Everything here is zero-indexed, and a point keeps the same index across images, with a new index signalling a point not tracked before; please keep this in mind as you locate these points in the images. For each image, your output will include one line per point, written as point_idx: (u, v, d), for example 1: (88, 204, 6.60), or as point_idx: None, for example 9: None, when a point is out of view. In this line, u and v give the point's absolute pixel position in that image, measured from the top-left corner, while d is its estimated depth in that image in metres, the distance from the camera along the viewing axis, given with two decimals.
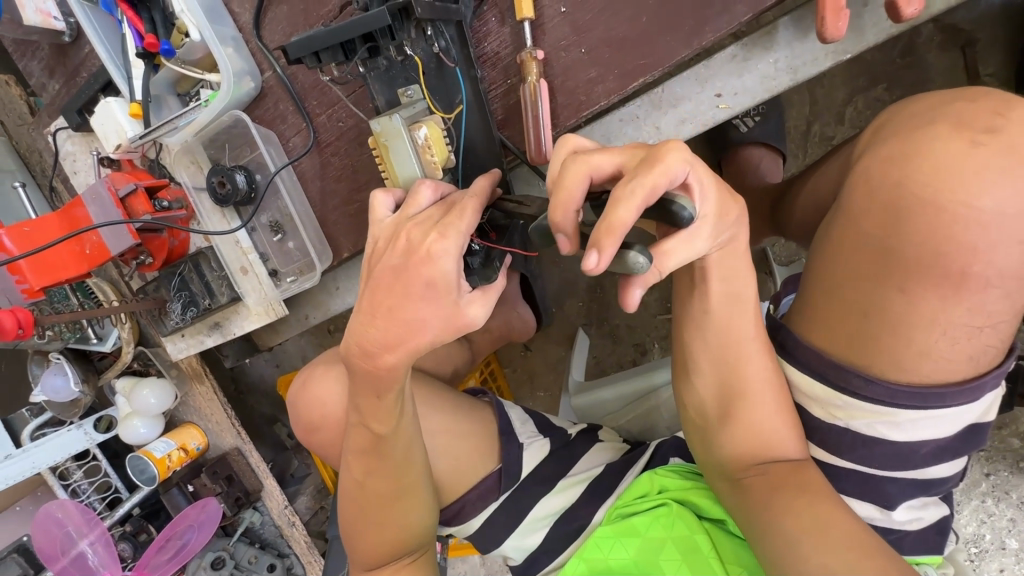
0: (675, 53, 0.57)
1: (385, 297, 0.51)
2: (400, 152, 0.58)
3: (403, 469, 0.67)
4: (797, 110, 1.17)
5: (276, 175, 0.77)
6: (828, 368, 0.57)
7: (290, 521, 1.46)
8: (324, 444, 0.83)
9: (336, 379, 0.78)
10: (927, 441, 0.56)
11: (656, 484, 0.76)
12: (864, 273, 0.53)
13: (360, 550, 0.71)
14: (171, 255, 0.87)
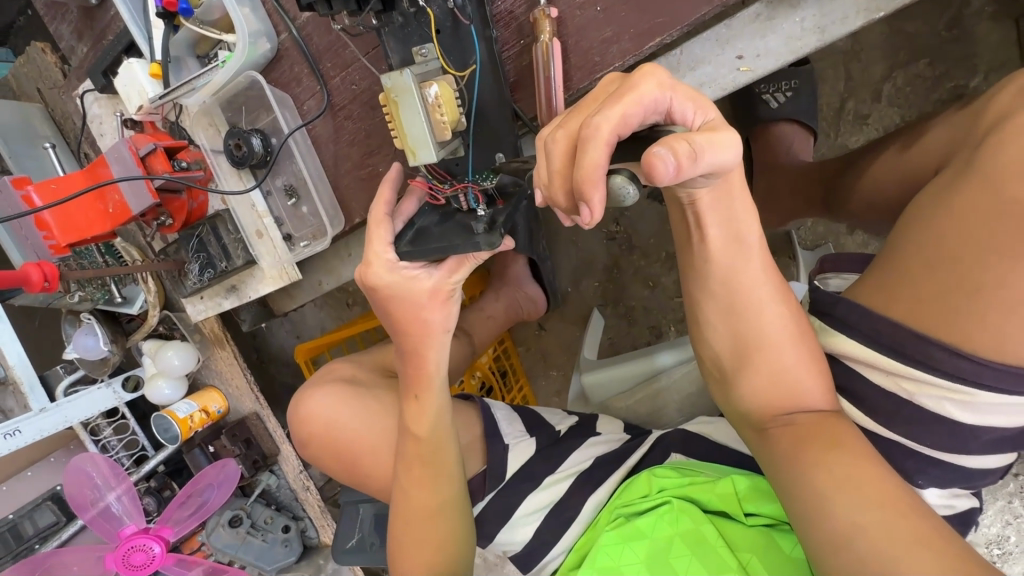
0: (694, 10, 0.55)
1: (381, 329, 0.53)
2: (411, 111, 0.57)
3: (445, 472, 0.71)
4: (831, 86, 1.12)
5: (290, 136, 0.78)
6: (907, 338, 0.57)
7: (305, 486, 1.51)
8: (335, 471, 0.83)
9: (333, 387, 0.80)
10: (992, 428, 0.57)
11: (653, 483, 0.78)
12: (975, 245, 0.53)
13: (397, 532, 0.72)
14: (190, 217, 0.89)
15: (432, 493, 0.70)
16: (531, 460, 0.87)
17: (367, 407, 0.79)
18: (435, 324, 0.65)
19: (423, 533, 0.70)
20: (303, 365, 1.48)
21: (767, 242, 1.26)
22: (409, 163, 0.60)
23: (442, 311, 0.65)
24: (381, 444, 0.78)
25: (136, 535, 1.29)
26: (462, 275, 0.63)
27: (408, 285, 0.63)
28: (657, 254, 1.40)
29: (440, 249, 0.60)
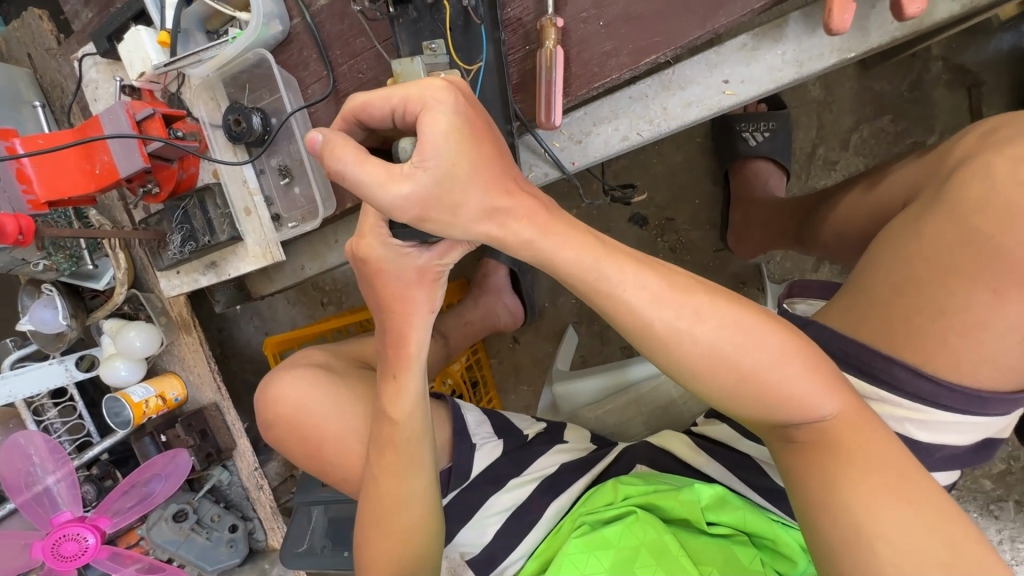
0: (688, 33, 0.59)
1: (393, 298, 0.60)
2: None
3: (418, 461, 0.69)
4: (804, 131, 1.21)
5: (291, 115, 0.79)
6: (874, 359, 0.60)
7: (258, 484, 1.46)
8: (298, 459, 0.81)
9: (305, 368, 0.79)
10: (945, 446, 0.61)
11: (619, 490, 0.79)
12: (944, 271, 0.57)
13: (368, 522, 0.71)
14: (178, 188, 0.88)
15: (405, 484, 0.69)
16: (500, 459, 0.87)
17: (338, 395, 0.78)
18: (420, 304, 0.63)
19: (390, 525, 0.69)
20: (271, 358, 1.46)
21: (738, 273, 1.33)
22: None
23: (427, 293, 0.62)
24: (348, 432, 0.77)
25: (71, 523, 1.22)
26: (454, 259, 0.61)
27: (396, 263, 0.60)
28: None
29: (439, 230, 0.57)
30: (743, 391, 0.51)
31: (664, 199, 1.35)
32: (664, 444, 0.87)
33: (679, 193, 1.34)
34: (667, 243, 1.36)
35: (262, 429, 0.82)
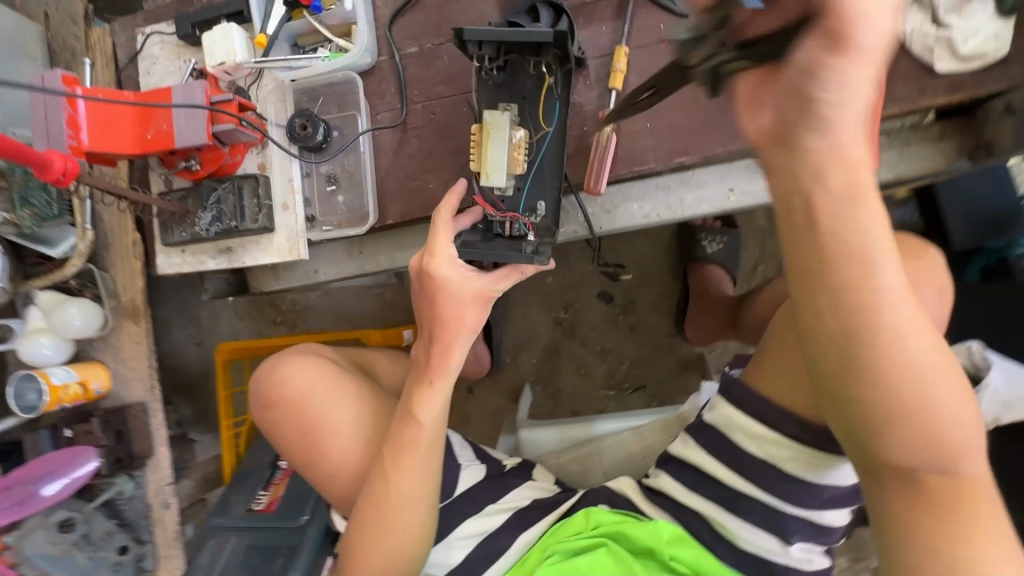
0: (712, 148, 0.78)
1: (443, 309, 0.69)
2: (498, 142, 0.73)
3: (429, 470, 0.72)
4: (749, 250, 1.47)
5: (361, 134, 0.88)
6: (771, 414, 0.79)
7: (166, 502, 1.32)
8: (289, 449, 0.81)
9: (316, 358, 0.83)
10: (831, 486, 0.77)
11: (590, 520, 0.85)
12: (812, 347, 0.75)
13: (362, 520, 0.72)
14: (218, 171, 0.92)
15: (408, 487, 0.71)
16: (478, 484, 0.92)
17: (343, 388, 0.80)
18: (468, 323, 0.70)
19: (386, 529, 0.71)
20: (220, 366, 1.39)
21: (682, 358, 1.51)
22: (480, 182, 0.75)
23: (475, 314, 0.71)
24: (351, 428, 0.78)
25: None
26: (505, 285, 0.72)
27: (460, 283, 0.69)
28: (594, 345, 1.56)
29: (503, 254, 0.74)
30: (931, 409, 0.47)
31: (630, 283, 1.54)
32: (620, 489, 0.97)
33: (643, 280, 1.54)
34: (627, 322, 1.55)
35: (258, 409, 0.82)
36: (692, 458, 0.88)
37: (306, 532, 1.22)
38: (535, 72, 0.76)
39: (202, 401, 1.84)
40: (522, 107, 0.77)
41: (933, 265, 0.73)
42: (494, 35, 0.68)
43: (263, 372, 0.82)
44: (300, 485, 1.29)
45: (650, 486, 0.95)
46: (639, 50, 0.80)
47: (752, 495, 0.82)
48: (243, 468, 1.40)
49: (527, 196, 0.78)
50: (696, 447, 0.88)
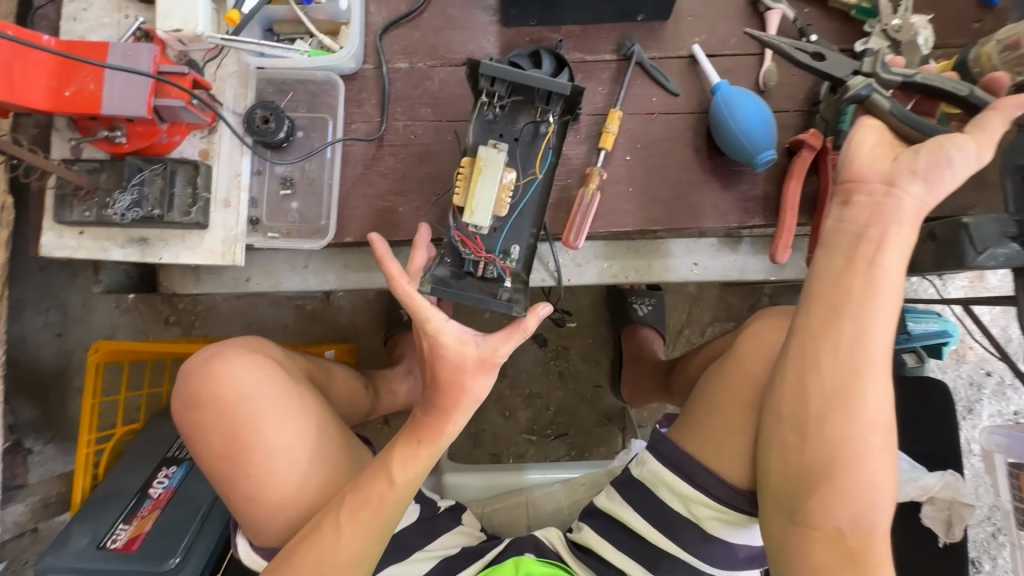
0: (685, 222, 0.81)
1: (448, 367, 0.65)
2: (487, 182, 0.69)
3: (382, 537, 0.66)
4: (678, 313, 1.55)
5: (332, 142, 0.81)
6: (697, 470, 0.76)
7: None
8: (211, 460, 0.70)
9: (261, 359, 0.73)
10: (743, 546, 0.78)
11: (520, 568, 0.82)
12: (744, 400, 0.76)
13: (290, 563, 0.64)
14: (148, 149, 0.78)
15: (363, 540, 0.65)
16: (401, 536, 0.84)
17: (296, 404, 0.71)
18: (471, 390, 0.66)
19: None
20: (91, 368, 1.16)
21: (606, 410, 1.54)
22: (463, 218, 0.70)
23: (483, 380, 0.66)
24: (297, 456, 0.69)
25: None
26: (507, 351, 0.66)
27: (457, 348, 0.64)
28: (523, 388, 1.54)
29: (477, 301, 0.71)
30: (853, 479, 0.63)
31: (566, 330, 1.55)
32: (547, 537, 0.91)
33: (579, 328, 1.56)
34: (557, 368, 1.55)
35: (180, 403, 0.71)
36: (621, 516, 0.83)
37: None
38: (531, 115, 0.73)
39: (50, 405, 1.53)
40: (512, 147, 0.74)
41: None
42: (502, 73, 0.67)
43: (202, 361, 0.72)
44: (176, 520, 1.10)
45: (575, 542, 0.90)
46: (629, 117, 0.82)
47: (673, 553, 0.80)
48: (101, 494, 1.16)
49: (504, 238, 0.75)
50: (628, 506, 0.83)
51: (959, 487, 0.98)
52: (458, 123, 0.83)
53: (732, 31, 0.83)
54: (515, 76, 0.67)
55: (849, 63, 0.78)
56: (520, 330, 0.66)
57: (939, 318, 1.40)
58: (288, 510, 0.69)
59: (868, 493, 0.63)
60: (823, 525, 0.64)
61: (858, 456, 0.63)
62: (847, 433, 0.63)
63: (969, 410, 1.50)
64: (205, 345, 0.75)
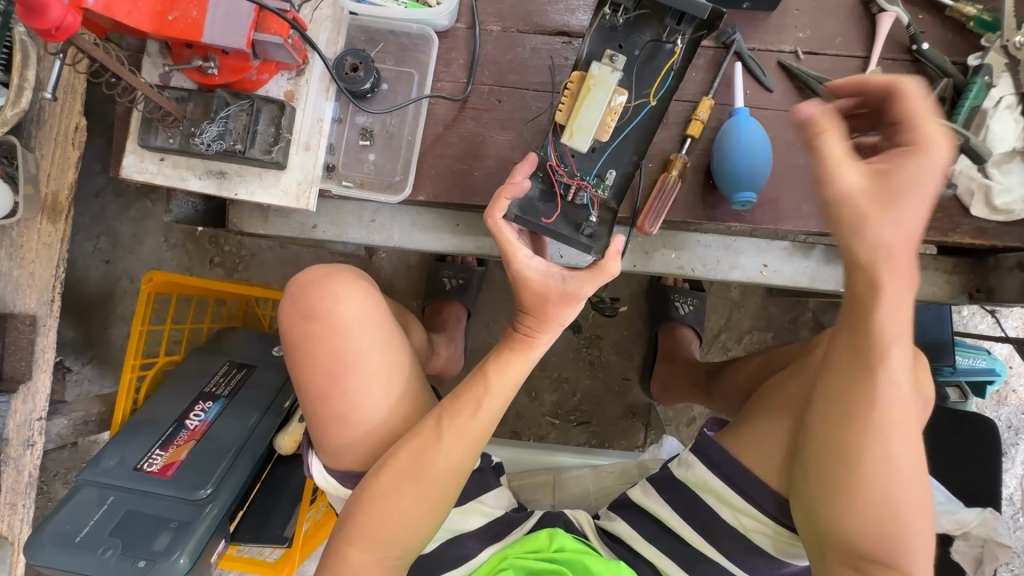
0: (763, 222, 0.79)
1: (548, 291, 0.71)
2: (594, 102, 0.70)
3: (476, 439, 0.74)
4: (717, 316, 1.53)
5: (419, 98, 0.80)
6: (750, 482, 0.77)
7: (29, 440, 1.09)
8: (305, 376, 0.78)
9: (364, 288, 0.81)
10: (789, 563, 0.80)
11: (554, 541, 0.84)
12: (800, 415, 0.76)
13: (374, 478, 0.73)
14: (236, 84, 0.78)
15: (453, 451, 0.72)
16: None
17: (389, 331, 0.80)
18: (559, 316, 0.73)
19: (417, 483, 0.72)
20: (143, 296, 1.19)
21: (632, 404, 1.54)
22: (561, 137, 0.71)
23: (565, 310, 0.72)
24: (385, 370, 0.78)
25: None
26: (590, 289, 0.71)
27: (542, 282, 0.71)
28: (552, 371, 1.54)
29: (557, 233, 0.76)
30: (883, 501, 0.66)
31: (601, 319, 1.55)
32: (576, 517, 0.92)
33: (615, 319, 1.55)
34: (589, 355, 1.54)
35: (294, 317, 0.79)
36: (654, 510, 0.85)
37: (204, 507, 1.06)
38: (655, 34, 0.73)
39: (91, 328, 1.57)
40: (630, 64, 0.73)
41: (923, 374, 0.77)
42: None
43: (314, 279, 0.80)
44: (211, 452, 1.13)
45: (604, 528, 0.91)
46: (720, 107, 0.80)
47: (709, 555, 0.81)
48: (140, 418, 1.19)
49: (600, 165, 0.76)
50: (659, 498, 0.85)
51: (998, 526, 0.95)
52: (545, 93, 0.81)
53: (839, 30, 0.80)
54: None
55: (959, 78, 0.75)
56: (604, 272, 0.70)
57: (989, 356, 1.36)
58: (380, 425, 0.78)
59: (892, 522, 0.66)
60: (841, 544, 0.67)
61: (879, 487, 0.66)
62: (865, 469, 0.66)
63: (1003, 452, 1.46)
64: (314, 267, 0.83)
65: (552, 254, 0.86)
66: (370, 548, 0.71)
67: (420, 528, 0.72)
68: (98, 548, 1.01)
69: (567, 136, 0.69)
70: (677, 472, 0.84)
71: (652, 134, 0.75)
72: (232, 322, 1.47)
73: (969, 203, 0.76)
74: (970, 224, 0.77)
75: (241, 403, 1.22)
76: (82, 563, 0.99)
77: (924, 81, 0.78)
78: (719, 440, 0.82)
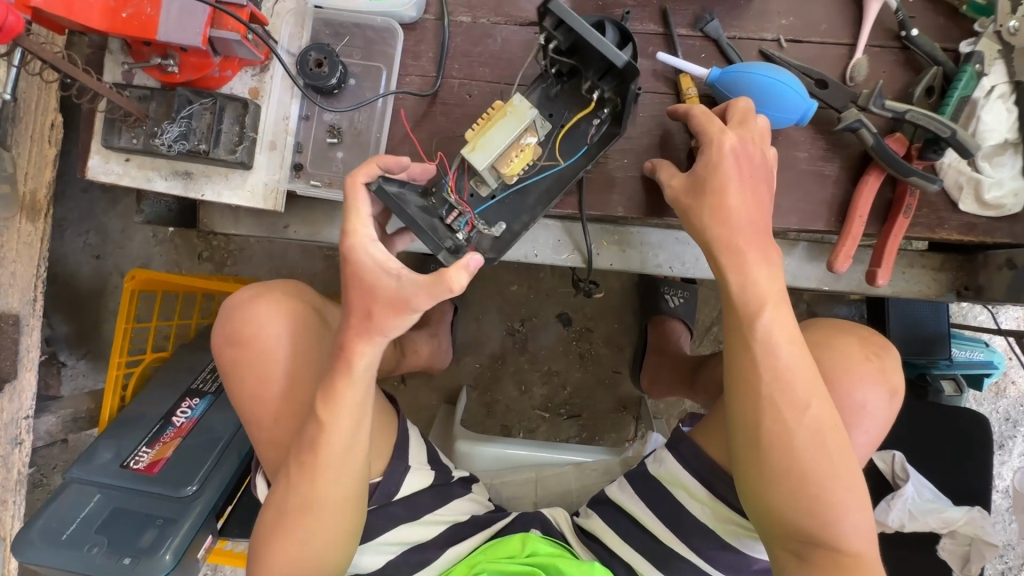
0: None
1: (372, 303, 0.66)
2: (503, 128, 0.69)
3: (337, 463, 0.71)
4: (709, 308, 1.51)
5: (386, 93, 0.77)
6: (722, 482, 0.76)
7: (17, 438, 1.10)
8: (241, 399, 0.81)
9: (281, 308, 0.82)
10: (759, 561, 0.78)
11: (526, 546, 0.84)
12: None
13: (274, 510, 0.73)
14: (198, 81, 0.76)
15: (320, 478, 0.70)
16: (422, 491, 0.86)
17: (291, 349, 0.80)
18: (387, 326, 0.67)
19: (301, 521, 0.71)
20: (126, 293, 1.18)
21: (622, 397, 1.53)
22: (463, 150, 0.70)
23: (396, 319, 0.66)
24: (292, 389, 0.79)
25: None
26: (422, 304, 0.65)
27: (375, 273, 0.66)
28: (541, 364, 1.53)
29: (419, 227, 0.70)
30: (831, 500, 0.64)
31: (591, 312, 1.53)
32: (554, 517, 0.93)
33: (605, 311, 1.53)
34: (579, 348, 1.53)
35: (224, 344, 0.81)
36: (630, 509, 0.84)
37: (191, 504, 1.07)
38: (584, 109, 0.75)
39: (84, 324, 1.58)
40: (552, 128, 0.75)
41: (892, 364, 0.74)
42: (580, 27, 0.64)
43: (242, 302, 0.83)
44: (196, 447, 1.14)
45: (581, 527, 0.91)
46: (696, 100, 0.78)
47: (684, 556, 0.80)
48: (126, 415, 1.19)
49: (486, 206, 0.76)
50: (637, 499, 0.84)
51: (985, 525, 0.95)
52: (518, 87, 0.79)
53: (824, 16, 0.76)
54: (595, 42, 0.64)
55: (950, 66, 0.72)
56: (446, 285, 0.63)
57: (986, 348, 1.33)
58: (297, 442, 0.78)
59: (828, 513, 0.64)
60: (773, 528, 0.66)
61: (809, 477, 0.64)
62: (770, 452, 0.65)
63: (1000, 445, 1.44)
64: (242, 289, 0.85)
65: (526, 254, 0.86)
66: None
67: (326, 554, 0.72)
68: (84, 545, 1.02)
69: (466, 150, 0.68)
70: (652, 468, 0.83)
71: (551, 196, 0.74)
72: None
73: (957, 198, 0.73)
74: (959, 220, 0.74)
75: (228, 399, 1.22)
76: (70, 559, 1.01)
77: (913, 69, 0.75)
78: (691, 435, 0.81)
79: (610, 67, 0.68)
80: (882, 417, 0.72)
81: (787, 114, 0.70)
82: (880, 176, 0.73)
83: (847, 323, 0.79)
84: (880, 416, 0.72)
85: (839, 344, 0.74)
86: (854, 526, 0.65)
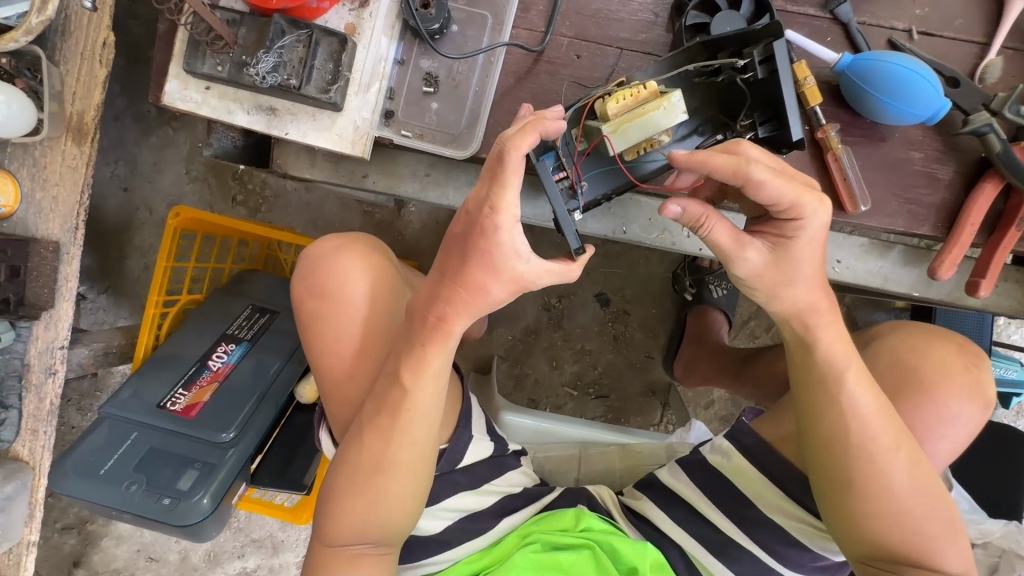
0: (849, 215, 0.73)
1: (467, 269, 0.59)
2: (653, 121, 0.65)
3: (412, 427, 0.68)
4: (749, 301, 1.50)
5: (495, 45, 0.73)
6: (793, 478, 0.76)
7: (51, 368, 1.06)
8: (319, 355, 0.78)
9: (363, 262, 0.78)
10: (821, 557, 0.78)
11: (581, 522, 0.83)
12: None
13: (344, 473, 0.71)
14: (295, 10, 0.71)
15: (396, 444, 0.68)
16: (483, 460, 0.85)
17: (367, 305, 0.77)
18: (487, 298, 0.61)
19: (373, 485, 0.69)
20: (169, 229, 1.14)
21: (652, 382, 1.53)
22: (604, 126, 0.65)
23: (495, 287, 0.60)
24: (370, 347, 0.76)
25: None
26: (548, 282, 0.61)
27: (504, 253, 0.58)
28: (575, 342, 1.52)
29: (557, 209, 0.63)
30: (915, 512, 0.65)
31: (630, 294, 1.51)
32: (598, 494, 0.92)
33: (644, 296, 1.52)
34: (614, 330, 1.52)
35: (306, 297, 0.78)
36: (685, 495, 0.84)
37: (227, 451, 1.05)
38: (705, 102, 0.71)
39: (108, 257, 1.53)
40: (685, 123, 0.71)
41: (984, 376, 0.73)
42: (780, 65, 0.62)
43: (324, 253, 0.79)
44: (239, 394, 1.11)
45: (629, 507, 0.91)
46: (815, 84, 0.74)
47: (743, 545, 0.80)
48: (161, 353, 1.16)
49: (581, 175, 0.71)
50: (694, 486, 0.84)
51: (1020, 539, 0.96)
52: (632, 53, 0.74)
53: (961, 10, 0.72)
54: (784, 82, 0.63)
55: None
56: (564, 274, 0.62)
57: (1021, 366, 1.34)
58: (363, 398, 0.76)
59: (908, 524, 0.66)
60: (851, 534, 0.67)
61: (894, 487, 0.65)
62: (858, 465, 0.65)
63: None
64: (326, 238, 0.81)
65: (616, 229, 0.83)
66: (358, 536, 0.70)
67: (398, 519, 0.70)
68: (122, 482, 1.01)
69: (608, 132, 0.65)
70: (713, 459, 0.82)
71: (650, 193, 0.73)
72: (253, 265, 1.43)
73: None
74: None
75: (265, 348, 1.19)
76: (108, 494, 1.00)
77: None
78: (756, 427, 0.81)
79: (774, 105, 0.66)
80: (969, 429, 0.72)
81: (921, 111, 0.67)
82: (997, 185, 0.71)
83: (939, 329, 0.78)
84: (970, 426, 0.72)
85: (936, 352, 0.73)
86: (937, 538, 0.66)
